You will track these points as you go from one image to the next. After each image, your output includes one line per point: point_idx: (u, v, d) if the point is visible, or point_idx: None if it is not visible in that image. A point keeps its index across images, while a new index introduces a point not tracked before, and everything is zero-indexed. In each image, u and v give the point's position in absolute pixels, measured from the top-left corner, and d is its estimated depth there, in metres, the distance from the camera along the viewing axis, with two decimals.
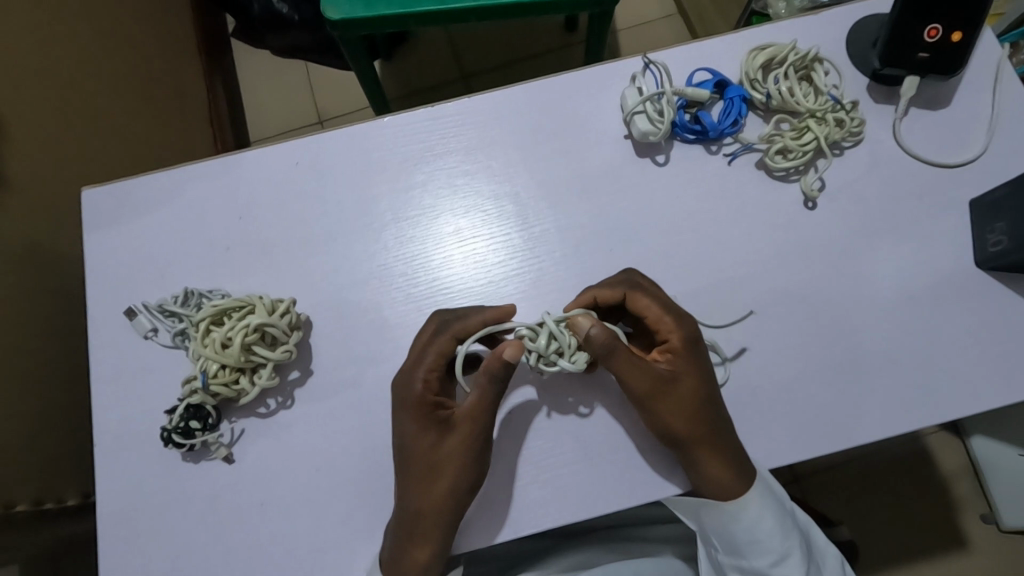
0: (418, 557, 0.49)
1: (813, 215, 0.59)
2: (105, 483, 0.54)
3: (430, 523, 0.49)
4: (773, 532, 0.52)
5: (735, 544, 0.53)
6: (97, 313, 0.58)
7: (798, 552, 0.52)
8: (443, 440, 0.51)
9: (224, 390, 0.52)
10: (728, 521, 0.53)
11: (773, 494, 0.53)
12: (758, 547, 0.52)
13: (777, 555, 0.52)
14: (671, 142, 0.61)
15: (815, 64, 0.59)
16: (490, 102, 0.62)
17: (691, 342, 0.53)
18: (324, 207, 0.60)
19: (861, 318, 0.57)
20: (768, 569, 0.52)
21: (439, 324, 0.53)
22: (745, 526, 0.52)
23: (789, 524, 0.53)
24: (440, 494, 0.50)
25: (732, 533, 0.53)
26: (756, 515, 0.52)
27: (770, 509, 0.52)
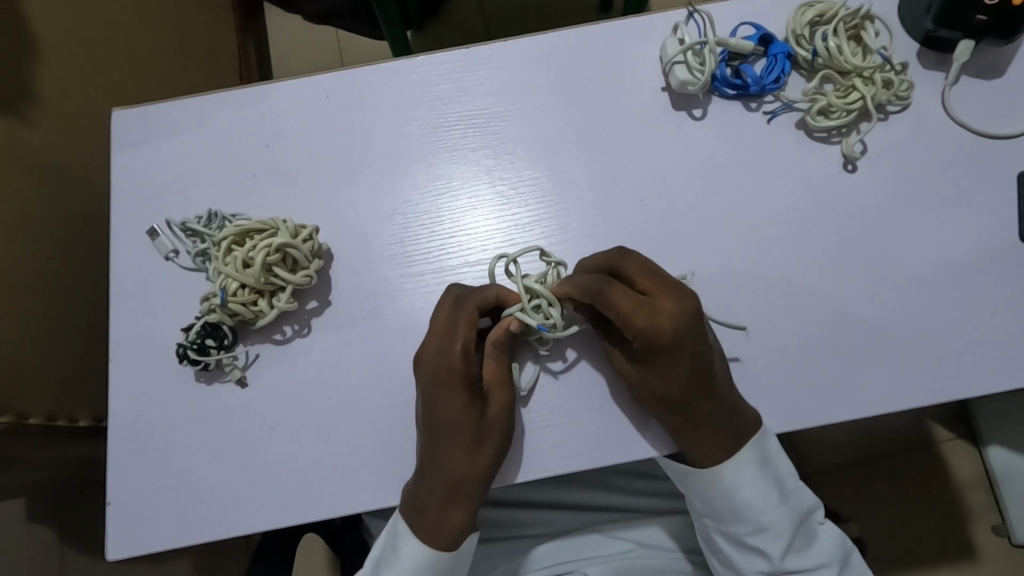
0: (431, 516, 0.50)
1: (852, 178, 0.57)
2: (118, 397, 0.54)
3: (433, 496, 0.50)
4: (752, 503, 0.52)
5: (715, 509, 0.53)
6: (120, 230, 0.58)
7: (778, 527, 0.52)
8: (456, 417, 0.49)
9: (242, 309, 0.52)
10: (708, 488, 0.53)
11: (758, 467, 0.52)
12: (735, 514, 0.53)
13: (753, 526, 0.52)
14: (709, 96, 0.59)
15: (865, 23, 0.57)
16: (527, 45, 0.61)
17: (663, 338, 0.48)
18: (351, 142, 0.59)
19: (894, 285, 0.55)
20: (745, 536, 0.52)
21: (459, 297, 0.51)
22: (722, 494, 0.52)
23: (772, 499, 0.52)
24: (458, 468, 0.49)
25: (712, 500, 0.53)
26: (734, 485, 0.52)
27: (751, 482, 0.52)
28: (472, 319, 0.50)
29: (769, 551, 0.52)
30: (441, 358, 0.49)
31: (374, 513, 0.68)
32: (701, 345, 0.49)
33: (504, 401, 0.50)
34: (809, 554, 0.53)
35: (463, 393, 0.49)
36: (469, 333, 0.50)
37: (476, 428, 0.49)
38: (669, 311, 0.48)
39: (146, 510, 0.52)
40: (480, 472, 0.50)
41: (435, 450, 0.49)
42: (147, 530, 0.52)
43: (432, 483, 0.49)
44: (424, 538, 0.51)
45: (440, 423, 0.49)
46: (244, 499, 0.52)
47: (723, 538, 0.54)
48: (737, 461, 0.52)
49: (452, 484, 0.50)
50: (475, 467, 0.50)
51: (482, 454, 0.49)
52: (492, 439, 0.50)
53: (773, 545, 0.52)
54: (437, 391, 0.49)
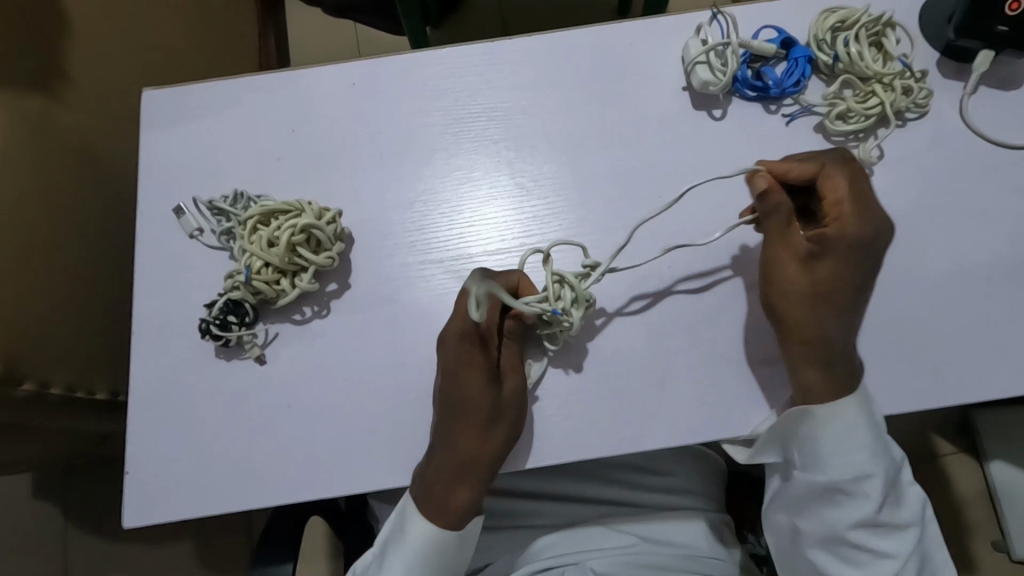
0: (438, 493, 0.51)
1: (869, 182, 0.58)
2: (139, 369, 0.55)
3: (442, 472, 0.51)
4: (863, 445, 0.51)
5: (815, 457, 0.52)
6: (148, 207, 0.59)
7: (881, 473, 0.52)
8: (469, 397, 0.50)
9: (265, 288, 0.53)
10: (819, 430, 0.52)
11: (868, 411, 0.52)
12: (841, 459, 0.52)
13: (858, 472, 0.51)
14: (729, 98, 0.60)
15: (887, 30, 0.58)
16: (551, 41, 0.62)
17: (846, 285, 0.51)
18: (376, 130, 0.60)
19: (907, 289, 0.56)
20: (849, 483, 0.51)
21: None
22: (833, 434, 0.51)
23: (881, 445, 0.52)
24: (466, 448, 0.50)
25: (817, 445, 0.52)
26: (844, 427, 0.51)
27: (867, 426, 0.51)
28: (492, 303, 0.51)
29: (870, 497, 0.51)
30: (464, 341, 0.51)
31: (379, 498, 0.68)
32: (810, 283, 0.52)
33: (518, 389, 0.51)
34: (899, 511, 0.53)
35: (479, 375, 0.50)
36: (489, 317, 0.51)
37: (486, 410, 0.50)
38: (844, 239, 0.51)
39: (163, 481, 0.53)
40: (488, 453, 0.51)
41: (449, 426, 0.51)
42: (162, 500, 0.53)
43: (443, 457, 0.51)
44: (431, 514, 0.52)
45: (457, 402, 0.51)
46: (259, 472, 0.53)
47: (817, 494, 0.53)
48: (845, 403, 0.51)
49: (463, 463, 0.50)
50: (486, 448, 0.50)
51: (494, 436, 0.50)
52: (503, 421, 0.51)
53: (876, 492, 0.51)
54: (456, 370, 0.51)
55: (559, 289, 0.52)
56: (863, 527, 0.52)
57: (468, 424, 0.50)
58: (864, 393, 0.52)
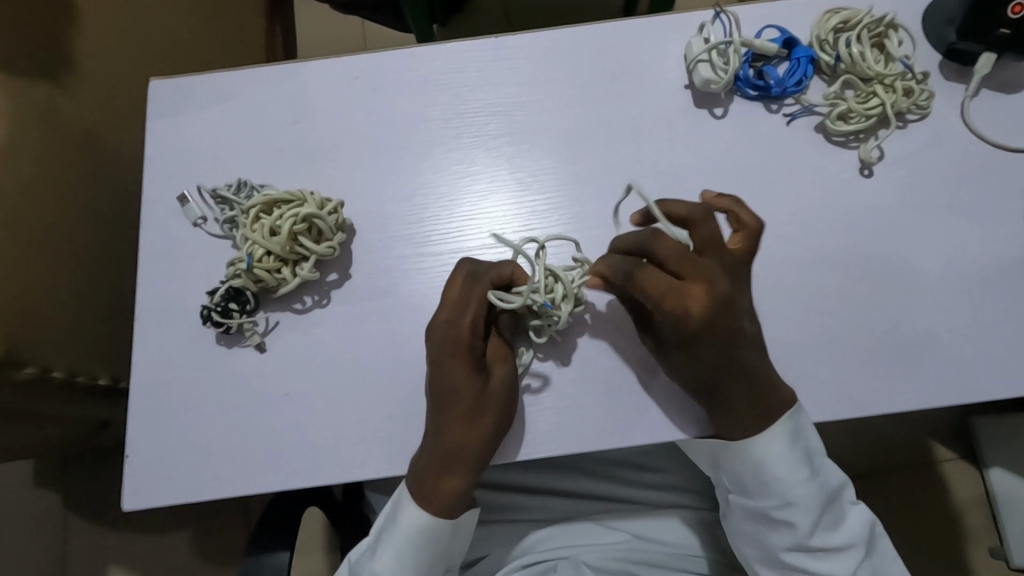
0: (429, 484, 0.51)
1: (868, 182, 0.58)
2: (142, 353, 0.56)
3: (433, 462, 0.50)
4: (785, 473, 0.51)
5: (743, 484, 0.53)
6: (153, 194, 0.60)
7: (805, 501, 0.51)
8: (460, 389, 0.50)
9: (266, 276, 0.53)
10: (737, 460, 0.52)
11: (791, 440, 0.51)
12: (765, 489, 0.52)
13: (782, 500, 0.51)
14: (731, 96, 0.60)
15: (889, 31, 0.58)
16: (554, 37, 0.63)
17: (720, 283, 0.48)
18: (380, 123, 0.61)
19: (905, 289, 0.56)
20: (774, 511, 0.52)
21: (473, 273, 0.51)
22: (752, 465, 0.52)
23: (802, 474, 0.51)
24: (457, 438, 0.50)
25: (740, 473, 0.52)
26: (766, 456, 0.51)
27: (784, 455, 0.51)
28: (482, 295, 0.50)
29: (797, 525, 0.51)
30: (453, 334, 0.50)
31: (375, 489, 0.69)
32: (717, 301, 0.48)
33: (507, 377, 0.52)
34: (836, 534, 0.52)
35: (468, 366, 0.50)
36: (479, 309, 0.50)
37: (474, 400, 0.50)
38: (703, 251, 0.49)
39: (161, 465, 0.54)
40: (478, 442, 0.50)
41: (441, 417, 0.50)
42: (160, 484, 0.53)
43: (436, 447, 0.50)
44: (426, 506, 0.52)
45: (445, 392, 0.50)
46: (257, 458, 0.54)
47: (751, 519, 0.54)
48: (772, 435, 0.51)
49: (453, 453, 0.50)
50: (475, 436, 0.50)
51: (483, 425, 0.50)
52: (490, 410, 0.50)
53: (801, 521, 0.51)
54: (443, 361, 0.50)
55: (551, 284, 0.52)
56: (796, 550, 0.52)
57: (457, 413, 0.50)
58: (794, 414, 0.51)
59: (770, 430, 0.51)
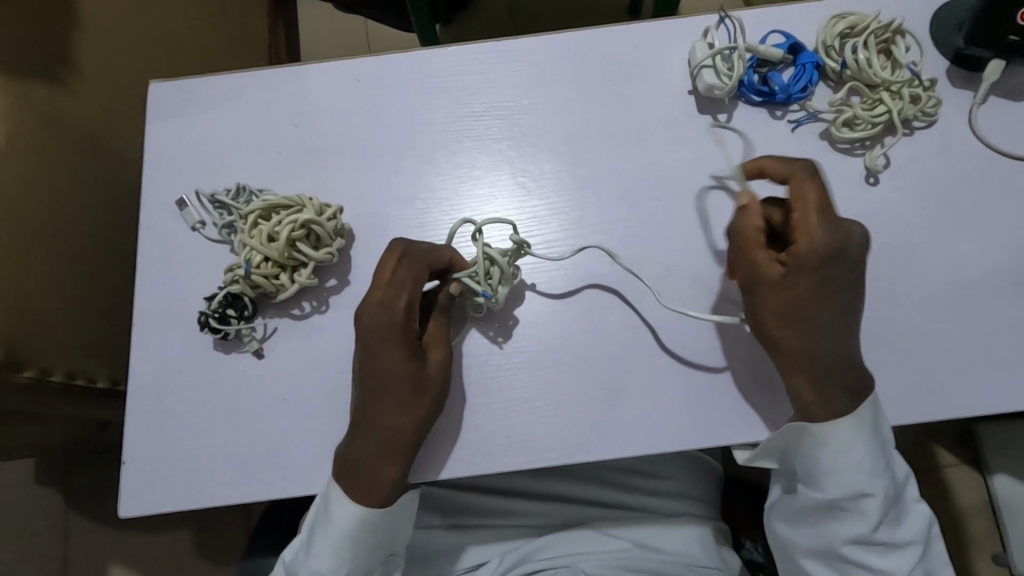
0: (362, 471, 0.50)
1: (874, 190, 0.57)
2: (140, 358, 0.56)
3: (370, 444, 0.49)
4: (861, 466, 0.49)
5: (813, 470, 0.50)
6: (151, 198, 0.59)
7: (880, 494, 0.49)
8: (392, 370, 0.49)
9: (264, 282, 0.53)
10: (814, 448, 0.50)
11: (873, 431, 0.49)
12: (836, 478, 0.50)
13: (857, 490, 0.49)
14: (735, 102, 0.60)
15: (896, 38, 0.57)
16: (556, 40, 0.62)
17: (825, 257, 0.48)
18: (380, 126, 0.60)
19: (911, 299, 0.55)
20: (843, 501, 0.49)
21: (402, 252, 0.51)
22: (829, 454, 0.49)
23: (877, 466, 0.49)
24: (393, 421, 0.49)
25: (814, 460, 0.50)
26: (844, 446, 0.49)
27: (864, 446, 0.49)
28: (415, 274, 0.50)
29: (866, 517, 0.49)
30: (384, 315, 0.50)
31: None
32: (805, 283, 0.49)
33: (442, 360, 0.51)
34: (900, 530, 0.50)
35: (401, 346, 0.49)
36: (412, 289, 0.50)
37: (410, 382, 0.49)
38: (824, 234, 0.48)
39: (159, 471, 0.53)
40: (415, 425, 0.49)
41: (371, 397, 0.50)
42: (157, 491, 0.53)
43: (371, 426, 0.49)
44: (361, 491, 0.50)
45: (377, 374, 0.50)
46: (255, 465, 0.53)
47: (815, 508, 0.51)
48: (855, 424, 0.49)
49: (389, 435, 0.49)
50: (410, 419, 0.49)
51: (421, 405, 0.50)
52: (428, 391, 0.50)
53: (873, 512, 0.49)
54: (373, 342, 0.50)
55: (489, 266, 0.53)
56: (858, 543, 0.50)
57: (393, 396, 0.49)
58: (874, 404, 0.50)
59: (863, 413, 0.49)
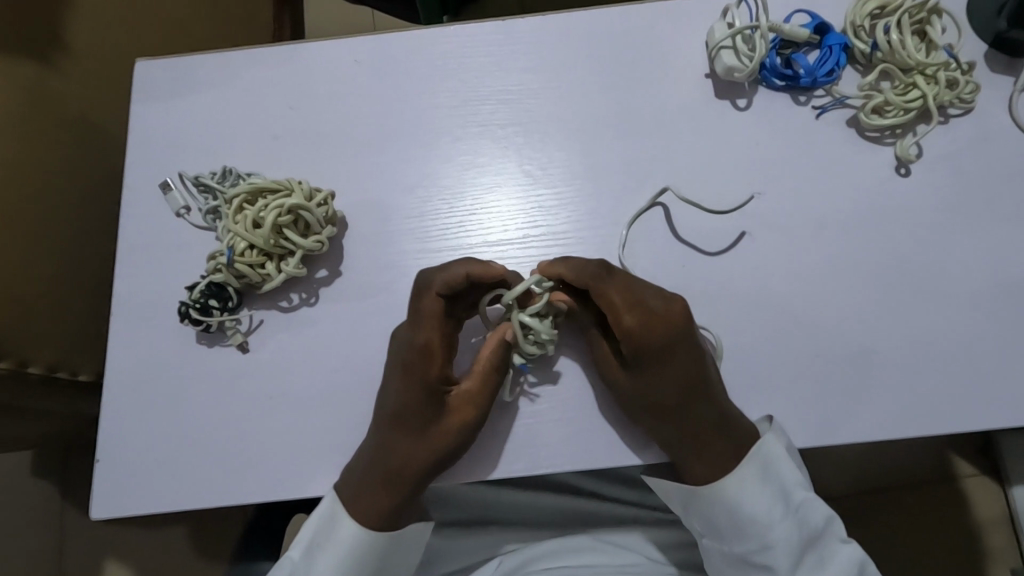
0: (361, 503, 0.48)
1: (905, 182, 0.53)
2: (119, 350, 0.53)
3: (371, 475, 0.48)
4: (756, 516, 0.47)
5: (717, 528, 0.49)
6: (135, 182, 0.56)
7: (785, 543, 0.47)
8: (407, 410, 0.47)
9: (249, 271, 0.50)
10: (709, 506, 0.49)
11: (762, 476, 0.48)
12: (737, 531, 0.48)
13: (758, 543, 0.47)
14: (755, 87, 0.56)
15: (932, 17, 0.53)
16: (566, 19, 0.58)
17: (671, 336, 0.47)
18: (377, 109, 0.57)
19: (944, 300, 0.51)
20: (749, 554, 0.48)
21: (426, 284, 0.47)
22: (725, 508, 0.48)
23: (777, 511, 0.47)
24: (399, 457, 0.47)
25: (712, 516, 0.49)
26: (737, 498, 0.48)
27: (756, 494, 0.48)
28: (434, 315, 0.46)
29: (775, 569, 0.47)
30: (402, 352, 0.47)
31: None
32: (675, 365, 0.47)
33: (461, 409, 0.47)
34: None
35: (416, 389, 0.47)
36: (430, 331, 0.46)
37: (418, 426, 0.47)
38: (661, 312, 0.47)
39: (135, 470, 0.50)
40: (420, 467, 0.48)
41: (386, 437, 0.47)
42: (133, 492, 0.50)
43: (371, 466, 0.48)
44: (359, 517, 0.49)
45: (392, 412, 0.47)
46: (236, 466, 0.50)
47: (729, 563, 0.49)
48: (740, 475, 0.48)
49: (391, 470, 0.48)
50: (417, 459, 0.47)
51: (429, 446, 0.47)
52: (440, 438, 0.47)
53: (781, 565, 0.47)
54: (392, 378, 0.47)
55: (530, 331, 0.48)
56: None
57: (403, 436, 0.47)
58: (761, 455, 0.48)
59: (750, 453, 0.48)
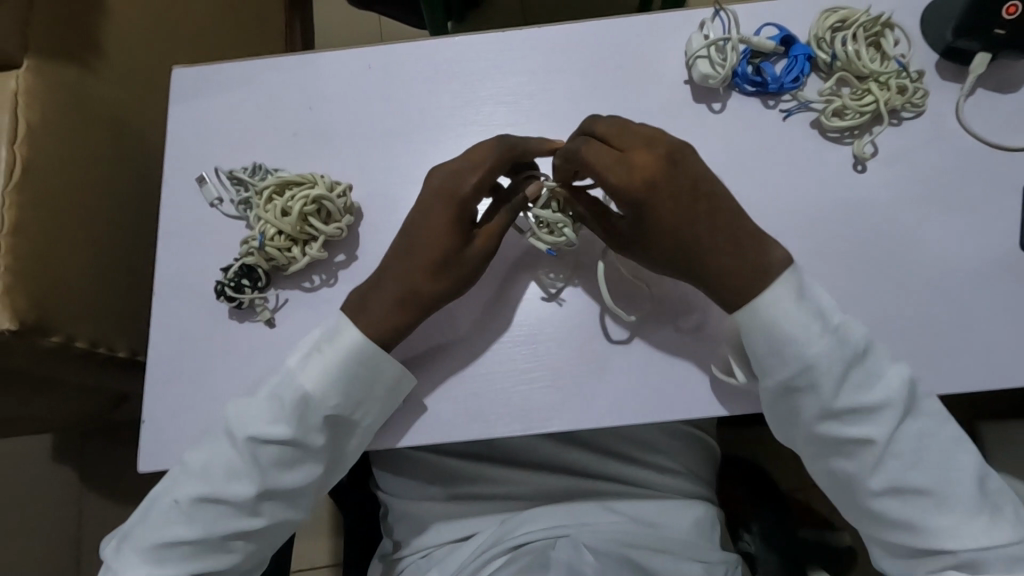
0: (392, 290, 0.53)
1: (863, 177, 0.59)
2: (160, 325, 0.59)
3: (397, 277, 0.54)
4: (797, 338, 0.50)
5: (764, 369, 0.52)
6: (172, 177, 0.63)
7: (829, 361, 0.50)
8: (441, 223, 0.54)
9: (277, 254, 0.56)
10: (754, 324, 0.51)
11: (796, 295, 0.51)
12: (782, 362, 0.51)
13: (804, 368, 0.50)
14: (729, 91, 0.62)
15: (884, 31, 0.60)
16: (558, 31, 0.65)
17: (678, 189, 0.52)
18: (389, 111, 0.63)
19: (897, 282, 0.57)
20: (796, 380, 0.51)
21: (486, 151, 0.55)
22: (769, 334, 0.51)
23: (816, 329, 0.50)
24: (425, 259, 0.53)
25: (755, 357, 0.52)
26: (778, 317, 0.51)
27: (793, 374, 0.51)
28: (477, 182, 0.54)
29: (823, 388, 0.50)
30: (455, 182, 0.54)
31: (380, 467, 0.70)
32: (682, 203, 0.52)
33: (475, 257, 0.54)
34: (873, 389, 0.50)
35: (447, 219, 0.53)
36: (479, 176, 0.54)
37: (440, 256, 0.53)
38: (659, 165, 0.52)
39: (174, 432, 0.56)
40: (432, 295, 0.54)
41: (405, 261, 0.54)
42: (173, 450, 0.56)
43: (386, 330, 0.53)
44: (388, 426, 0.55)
45: (424, 225, 0.54)
46: None
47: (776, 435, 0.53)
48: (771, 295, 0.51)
49: (410, 282, 0.53)
50: (433, 289, 0.54)
51: (446, 275, 0.54)
52: (454, 273, 0.54)
53: (827, 384, 0.50)
54: (431, 201, 0.54)
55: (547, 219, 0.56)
56: (829, 419, 0.51)
57: (428, 248, 0.53)
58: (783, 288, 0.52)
59: (750, 318, 0.51)
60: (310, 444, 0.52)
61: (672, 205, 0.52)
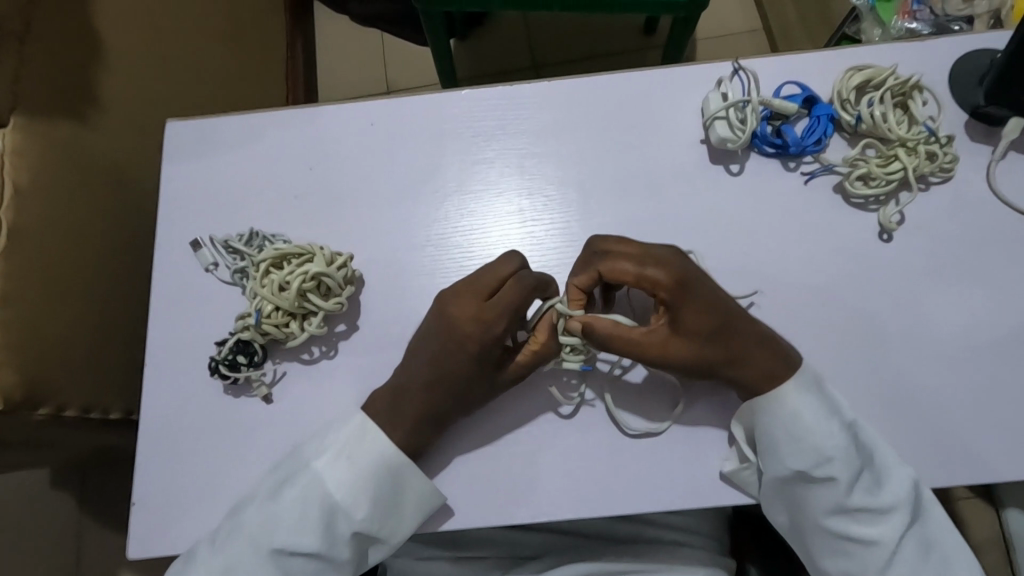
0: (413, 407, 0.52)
1: (888, 246, 0.57)
2: (152, 399, 0.56)
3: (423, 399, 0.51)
4: (812, 426, 0.50)
5: (775, 454, 0.51)
6: (166, 238, 0.60)
7: (844, 455, 0.49)
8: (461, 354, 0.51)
9: (274, 330, 0.54)
10: (772, 412, 0.51)
11: (813, 390, 0.51)
12: (796, 451, 0.50)
13: (818, 457, 0.50)
14: (748, 153, 0.59)
15: (913, 92, 0.57)
16: (569, 87, 0.62)
17: (708, 299, 0.50)
18: (392, 170, 0.61)
19: (925, 360, 0.54)
20: (809, 470, 0.50)
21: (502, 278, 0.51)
22: (784, 422, 0.51)
23: (833, 425, 0.50)
24: (447, 387, 0.51)
25: (770, 440, 0.51)
26: (794, 410, 0.51)
27: (808, 456, 0.50)
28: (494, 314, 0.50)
29: (838, 481, 0.50)
30: (470, 311, 0.51)
31: None
32: (716, 312, 0.50)
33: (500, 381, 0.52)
34: (880, 493, 0.50)
35: (467, 352, 0.51)
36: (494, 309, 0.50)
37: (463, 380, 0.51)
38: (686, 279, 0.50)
39: (167, 513, 0.54)
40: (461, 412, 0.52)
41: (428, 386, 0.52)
42: (166, 534, 0.54)
43: (414, 444, 0.52)
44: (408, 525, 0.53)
45: (444, 353, 0.51)
46: None
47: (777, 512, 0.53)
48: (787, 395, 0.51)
49: (434, 407, 0.51)
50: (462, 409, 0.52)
51: (475, 397, 0.52)
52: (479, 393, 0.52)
53: (844, 476, 0.49)
54: (448, 328, 0.51)
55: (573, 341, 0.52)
56: (838, 513, 0.51)
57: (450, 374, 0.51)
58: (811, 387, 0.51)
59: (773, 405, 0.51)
60: (334, 557, 0.51)
61: (705, 313, 0.50)
